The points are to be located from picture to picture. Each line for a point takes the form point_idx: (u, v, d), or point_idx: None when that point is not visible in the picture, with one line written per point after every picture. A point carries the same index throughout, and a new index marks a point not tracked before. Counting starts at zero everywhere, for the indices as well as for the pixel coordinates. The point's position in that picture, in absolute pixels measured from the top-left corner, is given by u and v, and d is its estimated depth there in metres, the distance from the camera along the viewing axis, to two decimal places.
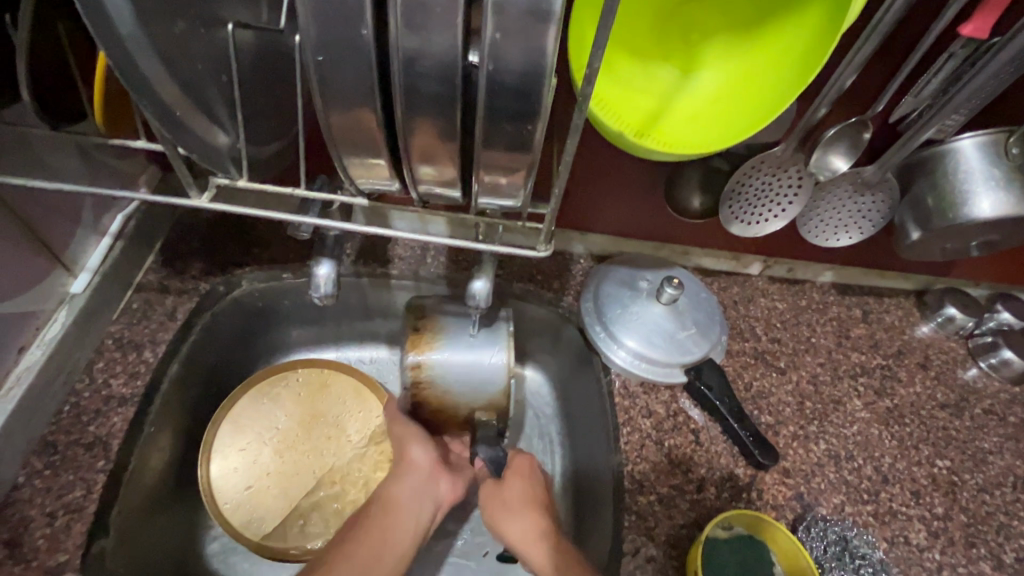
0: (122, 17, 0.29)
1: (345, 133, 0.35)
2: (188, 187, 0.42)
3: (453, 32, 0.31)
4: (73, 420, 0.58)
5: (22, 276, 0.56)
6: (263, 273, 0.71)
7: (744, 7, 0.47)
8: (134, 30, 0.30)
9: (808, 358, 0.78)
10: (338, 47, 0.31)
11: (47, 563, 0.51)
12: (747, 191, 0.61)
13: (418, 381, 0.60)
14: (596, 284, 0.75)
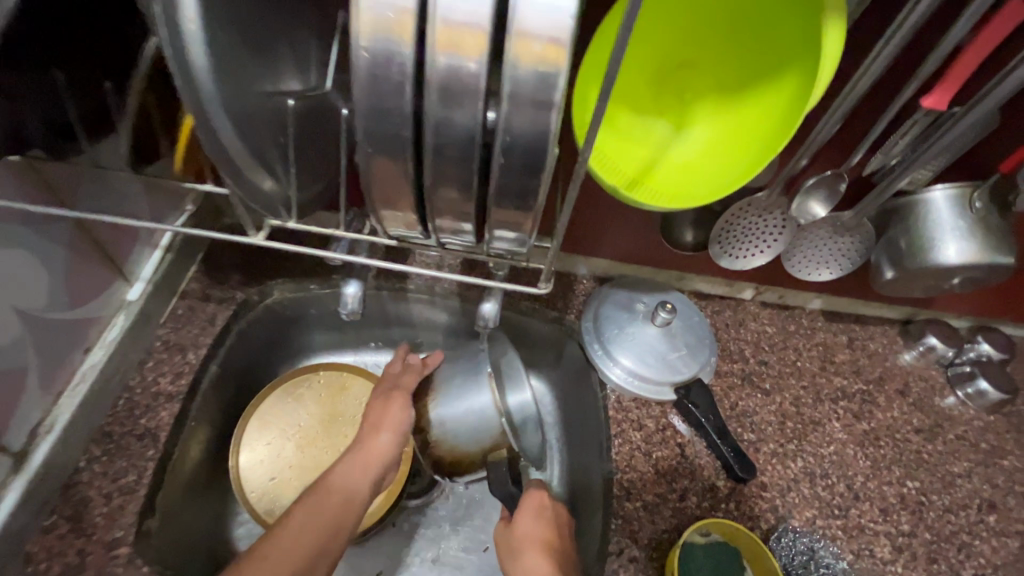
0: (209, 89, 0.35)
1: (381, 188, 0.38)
2: (246, 225, 0.48)
3: (473, 113, 0.33)
4: (127, 412, 0.65)
5: (90, 284, 0.63)
6: (292, 283, 0.77)
7: (731, 73, 0.52)
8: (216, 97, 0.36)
9: (792, 380, 0.84)
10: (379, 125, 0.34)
11: (105, 538, 0.58)
12: (735, 230, 0.67)
13: (428, 443, 0.66)
14: (596, 305, 0.81)
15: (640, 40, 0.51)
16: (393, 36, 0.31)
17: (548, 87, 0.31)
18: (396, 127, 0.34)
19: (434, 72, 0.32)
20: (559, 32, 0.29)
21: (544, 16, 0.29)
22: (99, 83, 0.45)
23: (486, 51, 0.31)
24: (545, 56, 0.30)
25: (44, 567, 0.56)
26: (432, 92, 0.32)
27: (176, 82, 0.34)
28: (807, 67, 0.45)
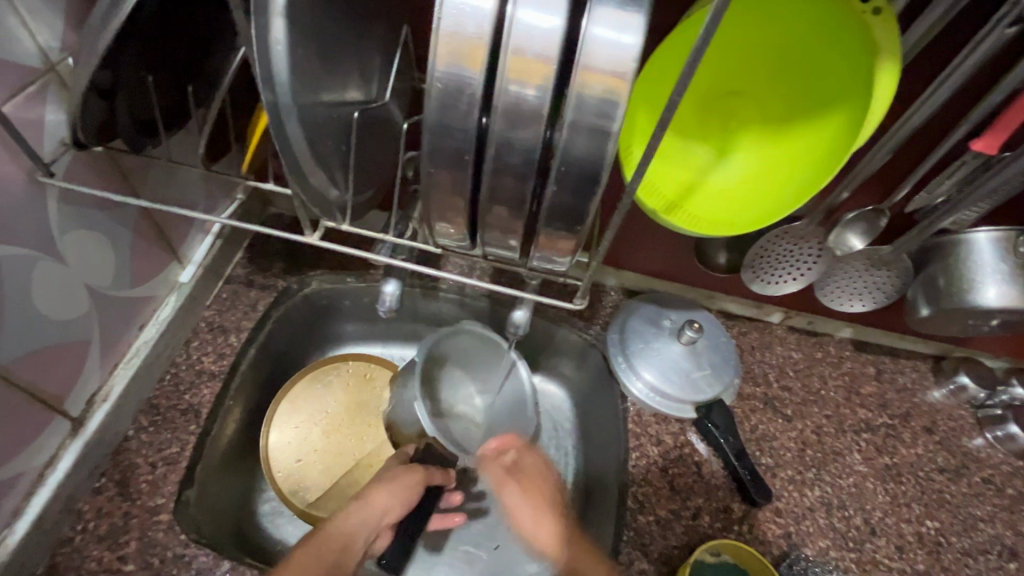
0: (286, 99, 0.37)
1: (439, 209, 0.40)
2: (303, 225, 0.51)
3: (533, 138, 0.33)
4: (173, 387, 0.70)
5: (149, 265, 0.66)
6: (330, 275, 0.80)
7: (778, 105, 0.52)
8: (291, 106, 0.38)
9: (815, 409, 0.83)
10: (444, 147, 0.35)
11: (148, 503, 0.62)
12: (769, 256, 0.68)
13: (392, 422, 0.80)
14: (624, 318, 0.82)
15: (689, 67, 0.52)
16: (465, 61, 0.31)
17: (609, 119, 0.32)
18: (459, 148, 0.34)
19: (501, 98, 0.32)
20: (623, 69, 0.31)
21: (610, 53, 0.30)
22: (183, 87, 0.49)
23: (552, 81, 0.31)
24: (608, 88, 0.31)
25: (92, 526, 0.60)
26: (497, 117, 0.33)
27: (262, 95, 0.37)
28: (856, 107, 0.45)
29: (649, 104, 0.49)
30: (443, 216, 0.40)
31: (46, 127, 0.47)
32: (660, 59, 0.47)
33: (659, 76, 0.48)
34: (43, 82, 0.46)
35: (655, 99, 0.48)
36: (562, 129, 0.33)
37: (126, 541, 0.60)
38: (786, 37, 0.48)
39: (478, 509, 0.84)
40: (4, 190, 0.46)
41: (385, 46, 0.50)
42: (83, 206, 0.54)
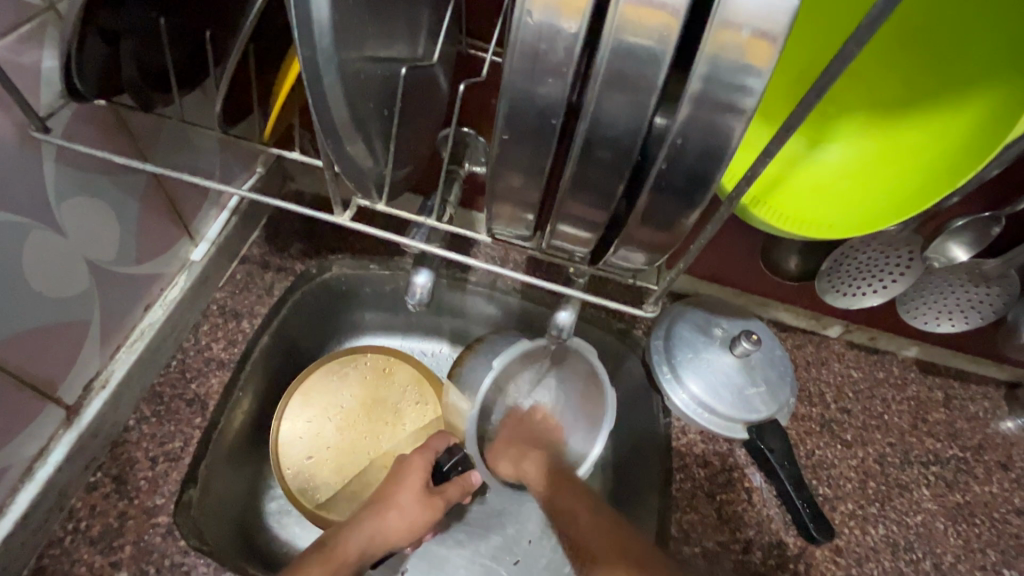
0: (324, 45, 0.30)
1: (502, 192, 0.33)
2: (332, 204, 0.44)
3: (640, 109, 0.27)
4: (179, 375, 0.64)
5: (158, 241, 0.60)
6: (352, 260, 0.74)
7: (895, 86, 0.44)
8: (330, 53, 0.30)
9: (878, 435, 0.75)
10: (519, 110, 0.27)
11: (146, 503, 0.56)
12: (849, 265, 0.60)
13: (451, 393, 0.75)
14: (669, 324, 0.74)
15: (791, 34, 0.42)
16: (563, 8, 0.24)
17: (742, 90, 0.25)
18: (542, 114, 0.27)
19: (604, 53, 0.26)
20: (772, 23, 0.24)
21: (759, 2, 0.24)
22: (200, 35, 0.42)
23: (674, 37, 0.25)
24: (749, 48, 0.24)
25: (85, 526, 0.54)
26: (598, 78, 0.26)
27: (296, 43, 0.30)
28: (1006, 93, 0.37)
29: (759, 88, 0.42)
30: (508, 197, 0.33)
31: (41, 75, 0.41)
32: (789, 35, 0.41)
33: (783, 59, 0.42)
34: (40, 20, 0.39)
35: (768, 86, 0.43)
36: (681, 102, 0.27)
37: (121, 544, 0.54)
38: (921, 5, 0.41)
39: (500, 520, 0.78)
40: None
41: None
42: (85, 171, 0.48)
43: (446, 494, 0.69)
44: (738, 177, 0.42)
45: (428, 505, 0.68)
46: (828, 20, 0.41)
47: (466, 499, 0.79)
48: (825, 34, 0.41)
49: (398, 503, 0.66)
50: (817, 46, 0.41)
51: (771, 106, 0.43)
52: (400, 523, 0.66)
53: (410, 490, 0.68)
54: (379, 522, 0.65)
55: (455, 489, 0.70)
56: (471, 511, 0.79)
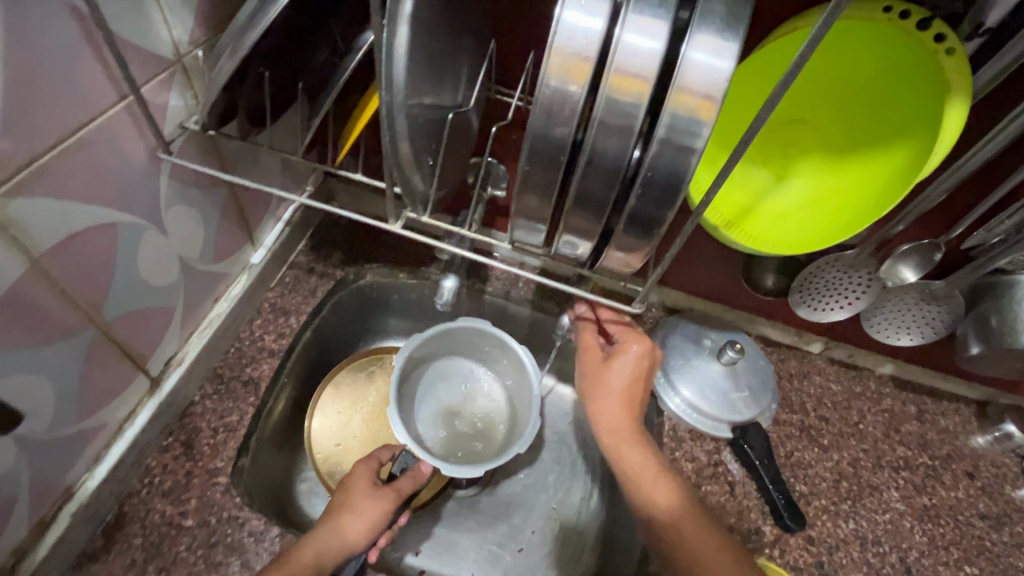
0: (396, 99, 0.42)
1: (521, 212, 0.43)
2: (387, 213, 0.52)
3: (623, 150, 0.37)
4: (237, 359, 0.75)
5: (229, 244, 0.72)
6: (384, 269, 0.85)
7: (840, 133, 0.54)
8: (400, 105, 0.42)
9: (852, 441, 0.83)
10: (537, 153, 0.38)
11: (209, 465, 0.66)
12: (816, 284, 0.69)
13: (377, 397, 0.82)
14: (664, 335, 0.84)
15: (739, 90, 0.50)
16: (571, 76, 0.34)
17: (696, 137, 0.36)
18: (555, 153, 0.38)
19: (599, 108, 0.36)
20: (714, 91, 0.34)
21: (704, 75, 0.34)
22: (293, 86, 0.53)
23: (645, 101, 0.35)
24: (699, 108, 0.35)
25: (158, 481, 0.64)
26: (594, 126, 0.37)
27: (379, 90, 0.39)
28: (920, 145, 0.47)
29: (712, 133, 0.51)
30: (526, 214, 0.44)
31: (168, 110, 0.52)
32: (736, 93, 0.50)
33: (733, 108, 0.51)
34: (172, 70, 0.51)
35: (721, 129, 0.51)
36: (651, 143, 0.37)
37: (187, 498, 0.63)
38: (846, 70, 0.50)
39: (507, 510, 0.86)
40: (132, 164, 0.51)
41: (475, 58, 0.54)
42: (187, 186, 0.60)
43: (397, 486, 0.66)
44: (703, 190, 0.51)
45: (381, 500, 0.64)
46: (769, 76, 0.48)
47: (476, 492, 0.87)
48: (764, 92, 0.49)
49: (353, 505, 0.63)
50: (759, 96, 0.49)
51: (721, 142, 0.52)
52: (359, 524, 0.62)
53: (362, 493, 0.65)
54: (337, 523, 0.61)
55: (407, 481, 0.67)
56: (480, 501, 0.87)
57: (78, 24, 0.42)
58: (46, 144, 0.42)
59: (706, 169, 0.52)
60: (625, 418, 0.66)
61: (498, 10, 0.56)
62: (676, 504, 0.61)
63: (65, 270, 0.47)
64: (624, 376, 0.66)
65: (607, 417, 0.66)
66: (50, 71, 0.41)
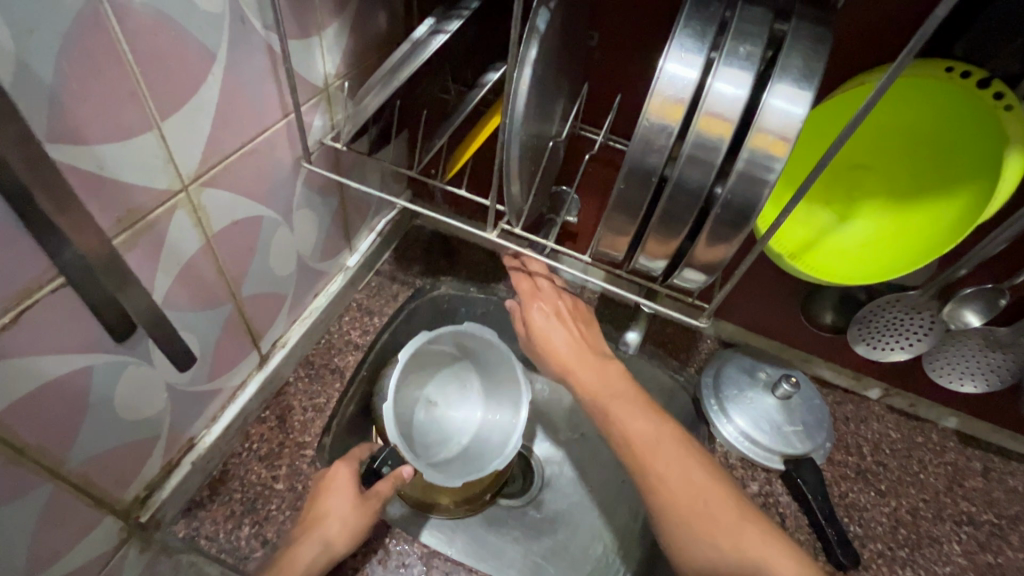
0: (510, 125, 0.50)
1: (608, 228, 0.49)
2: (486, 223, 0.60)
3: (704, 182, 0.42)
4: (326, 349, 0.84)
5: (334, 248, 0.82)
6: (457, 283, 0.92)
7: (906, 180, 0.59)
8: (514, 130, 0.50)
9: (911, 490, 0.82)
10: (632, 177, 0.43)
11: (298, 438, 0.74)
12: (877, 321, 0.71)
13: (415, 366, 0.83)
14: (719, 365, 0.87)
15: (806, 138, 0.56)
16: (667, 116, 0.40)
17: (770, 172, 0.40)
18: (648, 172, 0.43)
19: (688, 144, 0.41)
20: (789, 132, 0.39)
21: (781, 119, 0.39)
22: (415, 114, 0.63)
23: (727, 139, 0.40)
24: (773, 146, 0.39)
25: (256, 447, 0.72)
26: (682, 159, 0.41)
27: (502, 116, 0.47)
28: (984, 191, 0.51)
29: (781, 174, 0.57)
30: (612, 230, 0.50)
31: (312, 128, 0.63)
32: (807, 136, 0.56)
33: (801, 151, 0.57)
34: (320, 97, 0.62)
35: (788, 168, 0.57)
36: (730, 176, 0.42)
37: (280, 464, 0.71)
38: (916, 127, 0.56)
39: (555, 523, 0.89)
40: (281, 169, 0.61)
41: (569, 97, 0.62)
42: (314, 193, 0.70)
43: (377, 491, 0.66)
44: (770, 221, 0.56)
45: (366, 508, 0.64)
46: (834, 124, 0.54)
47: (525, 503, 0.90)
48: (829, 131, 0.55)
49: (330, 511, 0.63)
50: (821, 138, 0.55)
51: (787, 178, 0.58)
52: (341, 530, 0.62)
53: (344, 501, 0.64)
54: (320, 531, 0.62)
55: (387, 485, 0.67)
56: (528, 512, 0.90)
57: (269, 58, 0.53)
58: (233, 147, 0.53)
59: (772, 205, 0.58)
60: (581, 355, 0.71)
61: (591, 58, 0.65)
62: (648, 429, 0.64)
63: (222, 249, 0.57)
64: (561, 333, 0.73)
65: (559, 358, 0.72)
66: (246, 91, 0.52)
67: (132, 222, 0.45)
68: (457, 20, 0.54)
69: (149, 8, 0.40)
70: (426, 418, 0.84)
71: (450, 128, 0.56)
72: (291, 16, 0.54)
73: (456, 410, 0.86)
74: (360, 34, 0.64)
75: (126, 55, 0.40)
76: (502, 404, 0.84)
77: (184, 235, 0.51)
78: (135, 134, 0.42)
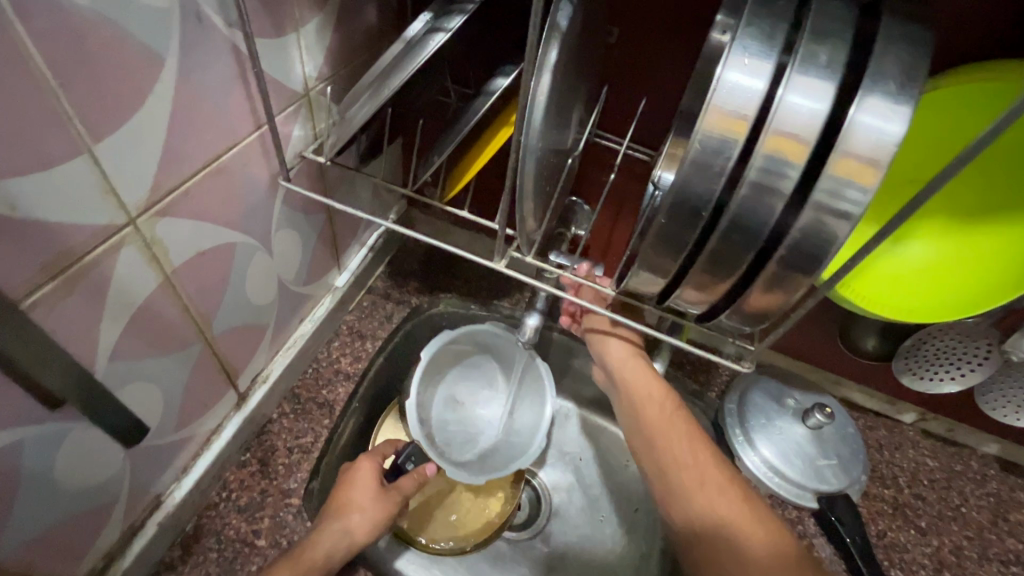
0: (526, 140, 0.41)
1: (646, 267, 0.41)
2: (494, 251, 0.51)
3: (769, 217, 0.34)
4: (314, 380, 0.76)
5: (320, 268, 0.74)
6: (457, 300, 0.81)
7: (964, 197, 0.51)
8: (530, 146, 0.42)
9: (953, 526, 0.76)
10: (680, 210, 0.35)
11: (283, 485, 0.66)
12: (926, 350, 0.65)
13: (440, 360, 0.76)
14: (744, 390, 0.80)
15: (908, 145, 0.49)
16: (727, 133, 0.32)
17: (852, 205, 0.32)
18: (698, 205, 0.35)
19: (751, 170, 0.33)
20: (880, 156, 0.31)
21: (871, 138, 0.31)
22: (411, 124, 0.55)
23: (801, 163, 0.32)
24: (860, 174, 0.31)
25: (235, 496, 0.65)
26: (743, 188, 0.33)
27: (517, 131, 0.39)
28: None
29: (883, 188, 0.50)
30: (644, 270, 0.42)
31: (291, 140, 0.55)
32: (908, 147, 0.49)
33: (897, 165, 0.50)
34: (299, 104, 0.54)
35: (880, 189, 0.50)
36: (801, 211, 0.34)
37: (262, 516, 0.64)
38: (999, 137, 0.48)
39: None
40: (256, 190, 0.53)
41: (587, 103, 0.54)
42: (295, 211, 0.62)
43: (401, 487, 0.62)
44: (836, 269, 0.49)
45: (388, 501, 0.60)
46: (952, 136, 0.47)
47: (529, 534, 0.80)
48: (944, 144, 0.48)
49: (352, 503, 0.58)
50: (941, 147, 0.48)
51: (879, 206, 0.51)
52: (364, 524, 0.57)
53: (365, 493, 0.59)
54: (340, 524, 0.57)
55: (410, 481, 0.63)
56: None
57: (234, 60, 0.44)
58: (193, 168, 0.44)
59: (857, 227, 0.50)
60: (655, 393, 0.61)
61: (610, 58, 0.56)
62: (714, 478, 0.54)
63: (189, 287, 0.49)
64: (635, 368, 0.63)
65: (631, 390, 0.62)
66: (207, 103, 0.43)
67: (62, 267, 0.37)
68: (459, 16, 0.44)
69: (67, 4, 0.31)
70: (452, 420, 0.76)
71: (452, 144, 0.47)
72: (261, 12, 0.45)
73: (483, 407, 0.78)
74: (344, 29, 0.56)
75: (39, 64, 0.31)
76: (531, 397, 0.78)
77: (134, 276, 0.43)
78: (58, 160, 0.34)
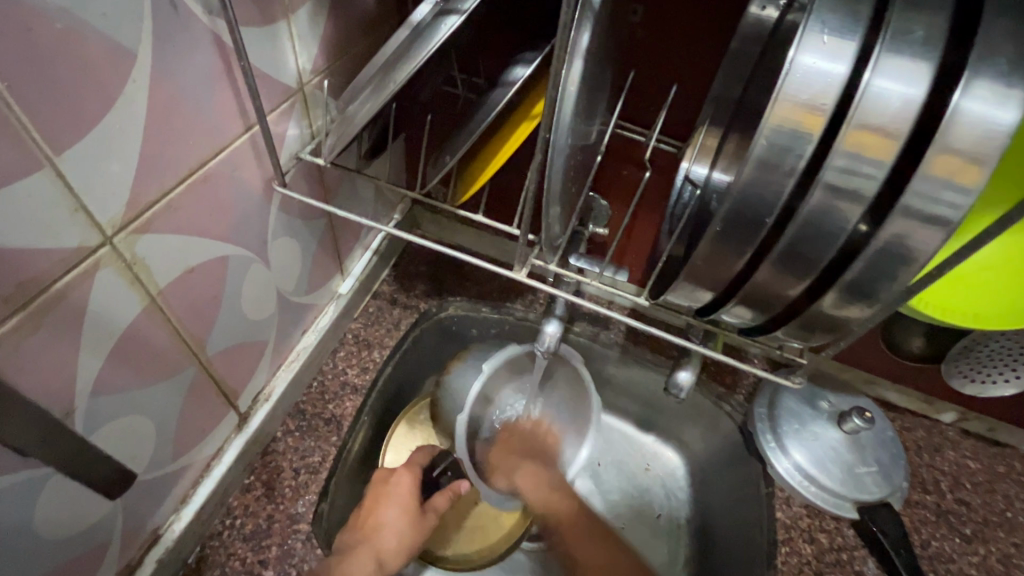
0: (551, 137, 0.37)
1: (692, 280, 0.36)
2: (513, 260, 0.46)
3: (845, 223, 0.29)
4: (319, 395, 0.71)
5: (322, 275, 0.69)
6: (468, 303, 0.76)
7: None
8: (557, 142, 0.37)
9: (1000, 533, 0.71)
10: (737, 219, 0.30)
11: (290, 509, 0.62)
12: (979, 353, 0.60)
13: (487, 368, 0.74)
14: (776, 395, 0.74)
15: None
16: (801, 126, 0.27)
17: (951, 207, 0.27)
18: (759, 213, 0.30)
19: (827, 171, 0.28)
20: (986, 151, 0.26)
21: (976, 130, 0.26)
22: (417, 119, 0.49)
23: (890, 160, 0.27)
24: (962, 172, 0.26)
25: (240, 524, 0.61)
26: (816, 191, 0.28)
27: (544, 129, 0.34)
28: None
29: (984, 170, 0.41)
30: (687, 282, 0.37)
31: (286, 140, 0.50)
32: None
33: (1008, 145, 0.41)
34: (293, 99, 0.48)
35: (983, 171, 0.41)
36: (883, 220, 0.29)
37: (269, 544, 0.60)
38: None
39: None
40: (248, 198, 0.48)
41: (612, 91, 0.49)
42: (293, 217, 0.57)
43: (433, 505, 0.64)
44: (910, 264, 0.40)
45: (420, 520, 0.63)
46: None
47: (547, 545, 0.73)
48: None
49: (381, 520, 0.61)
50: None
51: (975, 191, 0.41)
52: (395, 542, 0.60)
53: (394, 512, 0.62)
54: (372, 544, 0.59)
55: (443, 499, 0.65)
56: None
57: (218, 53, 0.39)
58: (177, 178, 0.39)
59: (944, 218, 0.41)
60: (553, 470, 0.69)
61: (635, 40, 0.51)
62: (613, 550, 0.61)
63: (178, 308, 0.45)
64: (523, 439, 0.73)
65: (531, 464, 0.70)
66: (189, 104, 0.38)
67: (25, 301, 0.32)
68: None
69: None
70: None
71: (466, 143, 0.42)
72: None
73: None
74: (339, 14, 0.50)
75: None
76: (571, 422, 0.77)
77: (115, 302, 0.38)
78: (13, 178, 0.30)
